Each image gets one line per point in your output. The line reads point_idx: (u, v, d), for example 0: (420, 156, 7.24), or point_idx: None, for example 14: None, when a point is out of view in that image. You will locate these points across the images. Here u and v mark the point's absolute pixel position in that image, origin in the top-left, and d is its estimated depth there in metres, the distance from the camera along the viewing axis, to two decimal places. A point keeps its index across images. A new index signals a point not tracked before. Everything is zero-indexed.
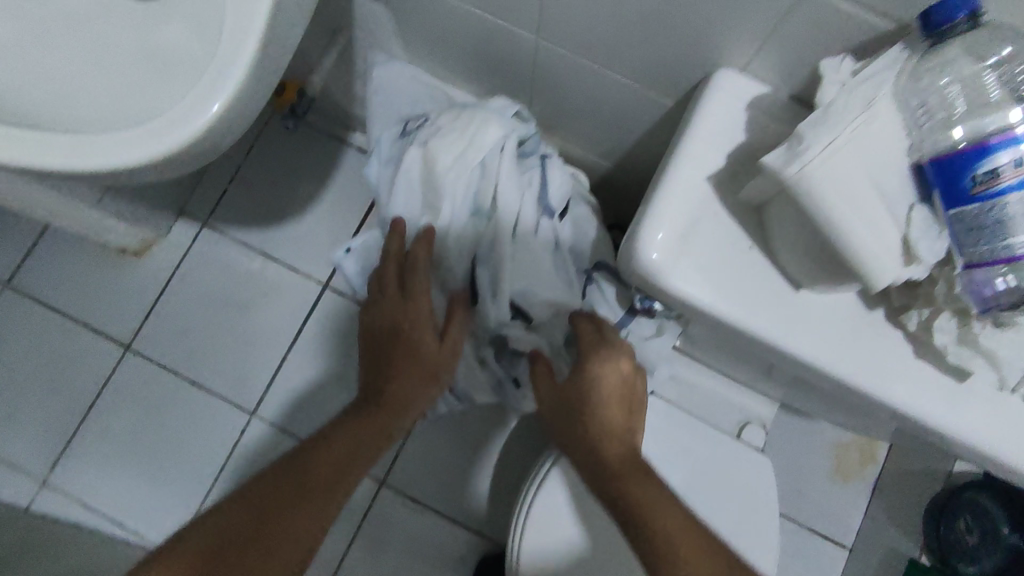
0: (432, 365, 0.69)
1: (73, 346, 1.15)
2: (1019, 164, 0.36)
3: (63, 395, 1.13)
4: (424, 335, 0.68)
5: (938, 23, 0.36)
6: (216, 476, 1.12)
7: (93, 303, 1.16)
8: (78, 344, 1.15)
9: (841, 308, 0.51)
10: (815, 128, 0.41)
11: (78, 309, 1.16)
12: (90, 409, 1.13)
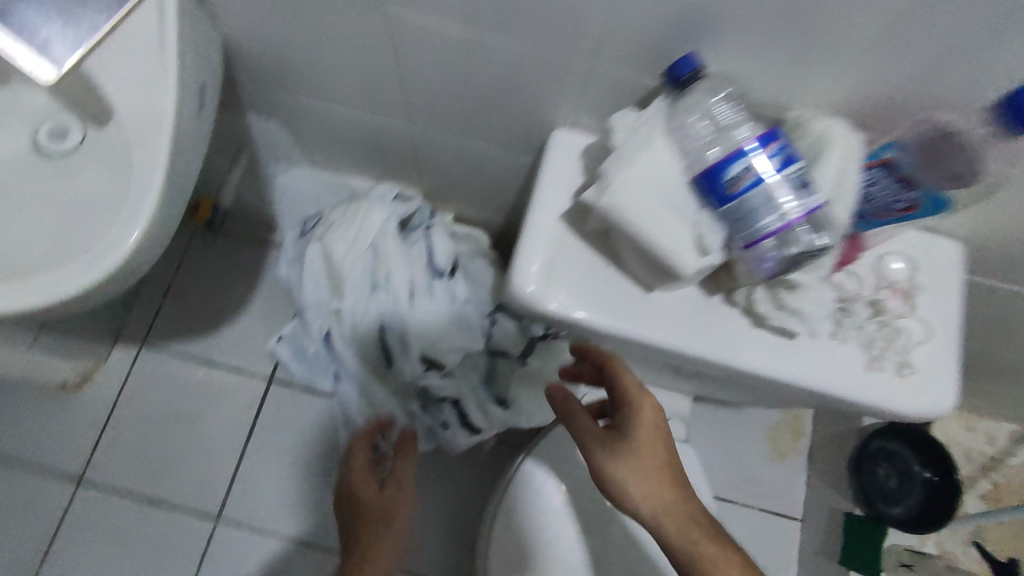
0: (382, 507, 0.77)
1: (18, 492, 1.14)
2: (751, 168, 0.48)
3: (14, 544, 1.12)
4: (366, 494, 0.78)
5: (678, 80, 0.50)
6: None
7: (35, 445, 1.16)
8: (23, 489, 1.14)
9: (687, 300, 0.63)
10: (614, 166, 0.52)
11: (18, 454, 1.16)
12: (48, 551, 1.12)
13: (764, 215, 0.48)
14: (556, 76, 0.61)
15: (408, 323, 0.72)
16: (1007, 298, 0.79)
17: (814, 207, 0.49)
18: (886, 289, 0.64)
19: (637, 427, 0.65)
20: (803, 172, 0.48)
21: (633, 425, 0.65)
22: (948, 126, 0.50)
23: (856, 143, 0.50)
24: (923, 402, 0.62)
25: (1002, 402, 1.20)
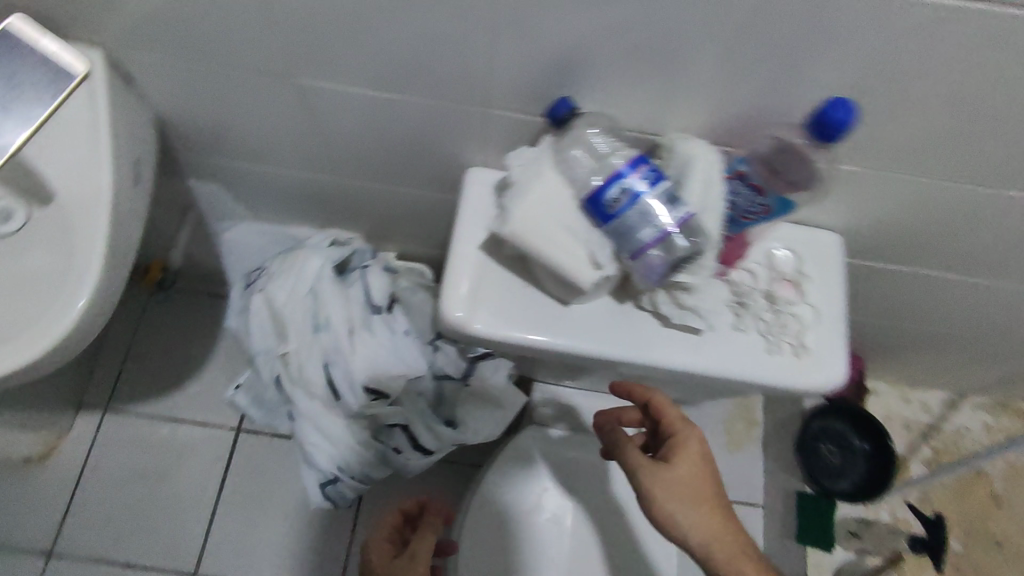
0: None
1: None
2: (626, 189, 0.55)
3: None
4: (378, 563, 0.86)
5: (557, 117, 0.58)
6: None
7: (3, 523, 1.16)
8: None
9: (600, 311, 0.69)
10: (513, 200, 0.59)
11: None
12: None
13: (640, 228, 0.55)
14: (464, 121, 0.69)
15: (349, 357, 0.73)
16: (894, 276, 0.88)
17: (682, 218, 0.55)
18: (776, 282, 0.72)
19: (684, 460, 0.70)
20: (670, 188, 0.55)
21: (681, 459, 0.70)
22: (786, 141, 0.59)
23: (714, 160, 0.58)
24: (820, 379, 0.69)
25: (925, 371, 1.30)
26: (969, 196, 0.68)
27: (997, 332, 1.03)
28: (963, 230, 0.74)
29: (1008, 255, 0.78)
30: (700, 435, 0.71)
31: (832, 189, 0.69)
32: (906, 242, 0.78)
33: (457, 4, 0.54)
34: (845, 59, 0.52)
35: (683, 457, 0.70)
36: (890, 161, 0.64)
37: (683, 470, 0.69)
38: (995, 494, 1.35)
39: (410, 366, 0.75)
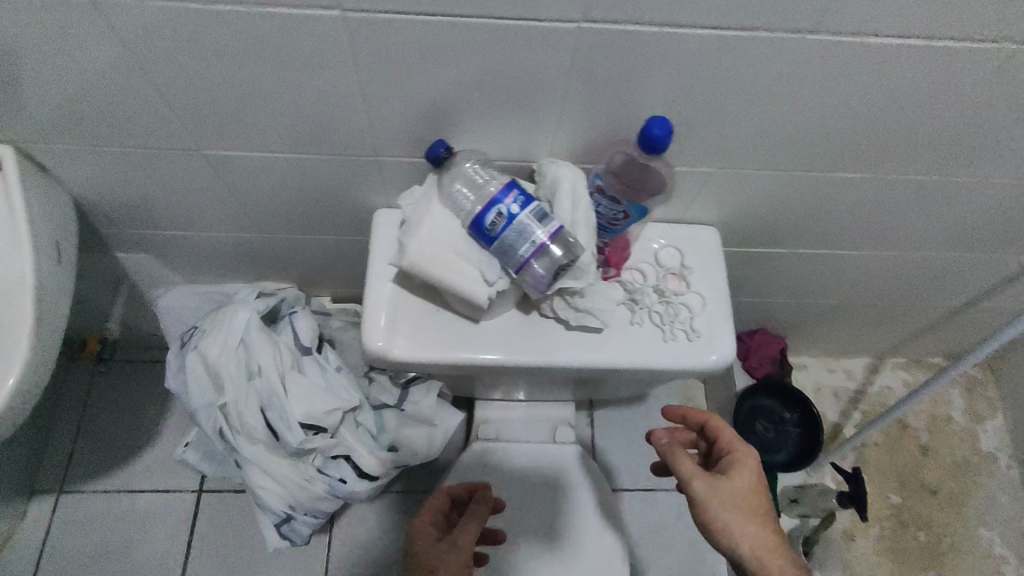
0: (427, 564, 0.83)
1: None
2: (502, 212, 0.62)
3: None
4: (419, 550, 0.86)
5: (436, 159, 0.65)
6: None
7: None
8: None
9: (509, 324, 0.76)
10: (408, 234, 0.66)
11: None
12: None
13: (519, 246, 0.63)
14: (366, 167, 0.76)
15: (285, 401, 0.77)
16: (779, 258, 0.98)
17: (555, 233, 0.63)
18: (664, 276, 0.81)
19: (739, 472, 0.81)
20: (541, 208, 0.63)
21: (737, 472, 0.81)
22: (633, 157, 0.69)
23: (579, 178, 0.66)
24: (712, 358, 0.77)
25: (840, 340, 1.41)
26: (813, 182, 0.78)
27: (885, 295, 1.14)
28: (819, 211, 0.85)
29: (864, 228, 0.89)
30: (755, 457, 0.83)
31: (698, 189, 0.79)
32: (777, 228, 0.89)
33: (336, 69, 0.61)
34: (671, 82, 0.62)
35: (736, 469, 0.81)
36: (737, 160, 0.74)
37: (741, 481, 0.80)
38: (923, 446, 1.46)
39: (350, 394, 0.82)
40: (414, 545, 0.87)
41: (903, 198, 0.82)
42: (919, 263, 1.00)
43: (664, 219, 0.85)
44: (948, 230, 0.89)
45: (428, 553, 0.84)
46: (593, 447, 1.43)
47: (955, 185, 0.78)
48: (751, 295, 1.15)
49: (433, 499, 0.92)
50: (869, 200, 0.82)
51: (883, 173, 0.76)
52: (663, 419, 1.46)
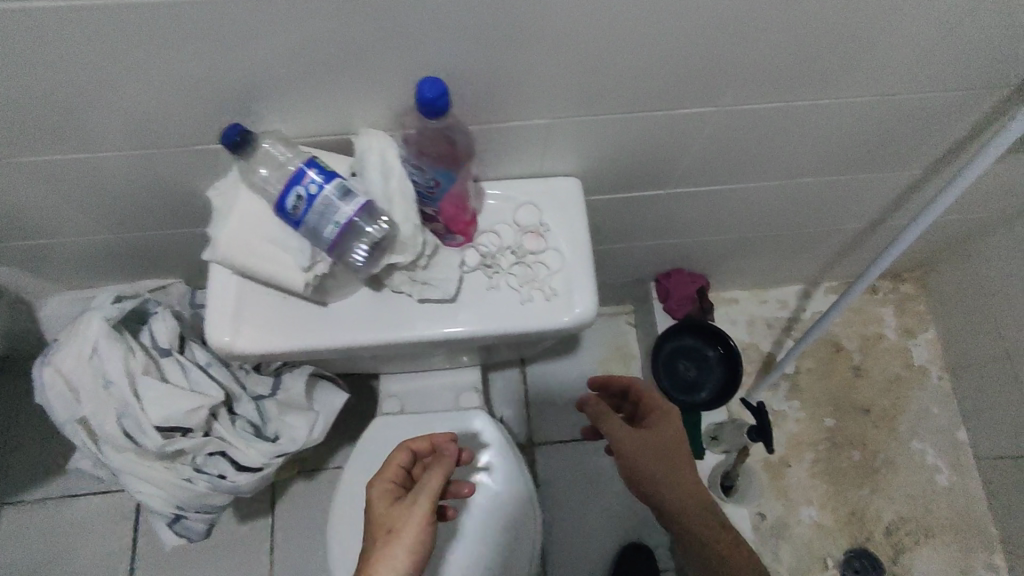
0: (388, 522, 0.79)
1: None
2: (299, 195, 0.59)
3: None
4: (378, 511, 0.82)
5: (234, 145, 0.59)
6: None
7: None
8: None
9: (358, 303, 0.74)
10: (214, 226, 0.62)
11: None
12: None
13: (323, 228, 0.59)
14: (186, 158, 0.72)
15: (141, 407, 0.74)
16: (661, 199, 0.95)
17: (362, 209, 0.60)
18: (523, 234, 0.77)
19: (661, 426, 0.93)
20: (343, 184, 0.59)
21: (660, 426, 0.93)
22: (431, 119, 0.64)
23: (389, 144, 0.62)
24: (574, 313, 0.75)
25: (761, 273, 1.39)
26: (661, 121, 0.74)
27: (788, 225, 1.11)
28: (681, 149, 0.81)
29: (735, 160, 0.85)
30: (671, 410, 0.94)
31: (542, 143, 0.74)
32: (644, 170, 0.85)
33: (90, 66, 0.57)
34: (451, 37, 0.57)
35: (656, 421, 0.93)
36: (570, 108, 0.69)
37: (662, 433, 0.92)
38: (856, 366, 1.47)
39: (232, 386, 0.82)
40: (374, 505, 0.83)
41: (762, 127, 0.78)
42: (808, 189, 0.97)
43: (519, 175, 0.80)
44: (821, 154, 0.86)
45: (389, 512, 0.80)
46: (527, 402, 1.44)
47: (811, 109, 0.75)
48: (652, 239, 1.11)
49: (393, 458, 0.87)
50: (728, 131, 0.78)
51: (731, 105, 0.72)
52: (595, 368, 1.46)
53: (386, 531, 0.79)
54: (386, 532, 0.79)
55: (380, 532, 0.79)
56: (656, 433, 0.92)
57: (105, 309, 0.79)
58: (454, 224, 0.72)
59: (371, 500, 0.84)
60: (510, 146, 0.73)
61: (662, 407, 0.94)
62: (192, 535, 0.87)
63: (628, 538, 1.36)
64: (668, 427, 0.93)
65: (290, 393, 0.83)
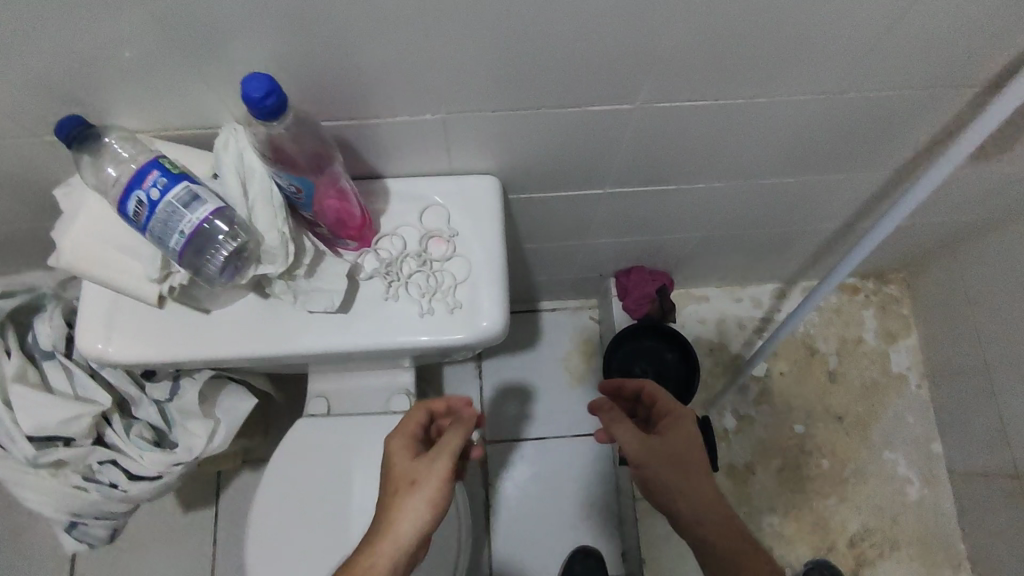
0: (408, 476, 0.72)
1: None
2: (139, 201, 0.52)
3: None
4: (395, 467, 0.74)
5: (68, 138, 0.52)
6: None
7: None
8: None
9: (239, 310, 0.67)
10: (55, 231, 0.56)
11: None
12: None
13: (168, 238, 0.53)
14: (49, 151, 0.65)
15: (12, 415, 0.71)
16: (600, 199, 0.87)
17: (212, 217, 0.53)
18: (427, 239, 0.71)
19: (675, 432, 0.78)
20: (189, 189, 0.53)
21: (672, 432, 0.78)
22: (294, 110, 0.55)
23: (247, 143, 0.55)
24: (478, 327, 0.69)
25: (731, 271, 1.31)
26: (579, 119, 0.66)
27: (748, 225, 1.03)
28: (607, 146, 0.73)
29: (674, 159, 0.77)
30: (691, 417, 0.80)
31: (442, 138, 0.66)
32: (571, 169, 0.77)
33: None
34: (299, 18, 0.49)
35: (671, 421, 0.79)
36: (464, 103, 0.61)
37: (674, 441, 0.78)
38: (831, 371, 1.39)
39: (124, 389, 0.77)
40: (389, 462, 0.75)
41: (699, 125, 0.70)
42: (763, 190, 0.89)
43: (427, 173, 0.73)
44: (770, 151, 0.77)
45: (410, 465, 0.73)
46: (481, 398, 1.37)
47: (749, 107, 0.67)
48: (601, 237, 1.04)
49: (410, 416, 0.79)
50: (658, 128, 0.70)
51: (657, 101, 0.65)
52: (553, 365, 1.40)
53: (406, 485, 0.72)
54: (407, 488, 0.71)
55: (400, 487, 0.72)
56: (673, 437, 0.78)
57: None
58: (340, 230, 0.64)
59: (387, 457, 0.76)
60: (406, 141, 0.66)
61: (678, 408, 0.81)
62: (98, 540, 0.85)
63: (578, 540, 1.30)
64: (686, 432, 0.78)
65: (184, 399, 0.78)
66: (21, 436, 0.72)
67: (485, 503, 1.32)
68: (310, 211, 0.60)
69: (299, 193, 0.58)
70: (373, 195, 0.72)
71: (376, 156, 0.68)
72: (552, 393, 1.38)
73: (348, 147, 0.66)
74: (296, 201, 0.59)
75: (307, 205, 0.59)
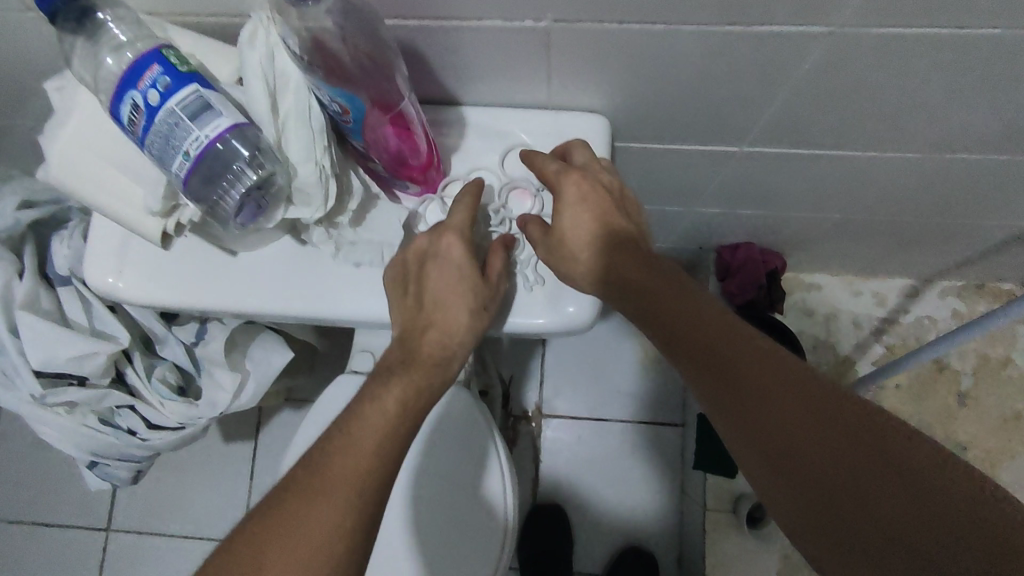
0: (479, 298, 0.52)
1: None
2: (135, 105, 0.39)
3: None
4: (456, 272, 0.52)
5: (50, 12, 0.38)
6: None
7: None
8: None
9: (269, 256, 0.54)
10: (45, 139, 0.45)
11: None
12: None
13: (171, 159, 0.40)
14: (39, 38, 0.50)
15: (20, 344, 0.65)
16: (731, 159, 0.67)
17: (226, 136, 0.40)
18: (506, 187, 0.56)
19: (566, 213, 0.53)
20: (199, 93, 0.39)
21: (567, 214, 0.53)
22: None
23: (279, 38, 0.41)
24: (561, 312, 0.55)
25: (863, 261, 1.08)
26: (747, 46, 0.45)
27: (913, 212, 0.79)
28: (765, 95, 0.52)
29: (858, 117, 0.55)
30: (578, 177, 0.52)
31: (542, 54, 0.48)
32: (707, 119, 0.58)
33: None
34: None
35: (559, 199, 0.53)
36: (583, 9, 0.42)
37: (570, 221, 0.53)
38: (962, 393, 1.16)
39: (150, 328, 0.68)
40: (438, 255, 0.52)
41: (926, 69, 0.47)
42: (963, 172, 0.66)
43: (519, 105, 0.57)
44: (1004, 123, 0.55)
45: (482, 283, 0.52)
46: (542, 367, 1.22)
47: (1012, 57, 0.45)
48: (716, 206, 0.84)
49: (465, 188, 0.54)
50: (859, 79, 0.49)
51: (878, 27, 0.42)
52: (628, 344, 1.22)
53: (474, 306, 0.52)
54: (476, 311, 0.52)
55: (470, 310, 0.52)
56: (571, 220, 0.53)
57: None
58: (397, 170, 0.50)
59: (432, 245, 0.52)
60: (491, 50, 0.48)
61: (557, 171, 0.53)
62: (118, 480, 0.79)
63: (630, 537, 1.16)
64: (580, 208, 0.52)
65: (210, 346, 0.68)
66: (26, 369, 0.65)
67: (532, 481, 1.19)
68: (361, 141, 0.47)
69: (348, 116, 0.44)
70: (447, 125, 0.56)
71: (452, 68, 0.51)
72: (623, 372, 1.21)
73: (417, 54, 0.50)
74: (339, 123, 0.45)
75: (356, 132, 0.46)
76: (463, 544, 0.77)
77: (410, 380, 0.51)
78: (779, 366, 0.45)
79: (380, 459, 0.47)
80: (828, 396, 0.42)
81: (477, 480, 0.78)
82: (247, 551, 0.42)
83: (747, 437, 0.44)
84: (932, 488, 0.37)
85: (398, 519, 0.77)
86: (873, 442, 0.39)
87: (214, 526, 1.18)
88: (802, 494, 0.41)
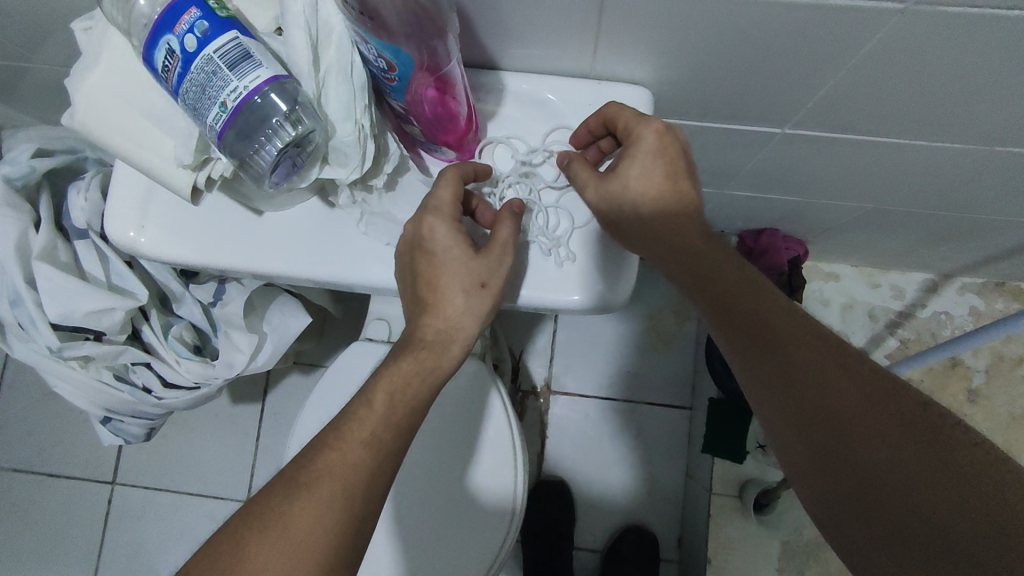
0: (475, 275, 0.49)
1: None
2: (172, 51, 0.37)
3: None
4: (445, 254, 0.49)
5: None
6: (97, 549, 1.17)
7: None
8: None
9: (298, 219, 0.53)
10: (72, 82, 0.43)
11: None
12: None
13: (207, 111, 0.38)
14: None
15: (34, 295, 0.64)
16: (770, 141, 0.65)
17: (265, 89, 0.38)
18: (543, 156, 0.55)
19: (633, 167, 0.49)
20: (237, 41, 0.37)
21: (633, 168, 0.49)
22: None
23: None
24: (592, 289, 0.53)
25: (886, 253, 1.06)
26: (813, 18, 0.42)
27: (950, 205, 0.77)
28: (817, 73, 0.50)
29: (913, 104, 0.53)
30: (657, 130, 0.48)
31: (594, 18, 0.46)
32: (753, 98, 0.55)
33: None
34: None
35: (631, 151, 0.49)
36: None
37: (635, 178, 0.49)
38: (972, 390, 1.15)
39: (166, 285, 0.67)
40: (426, 242, 0.49)
41: (1000, 56, 0.44)
42: (1008, 168, 0.64)
43: (558, 72, 0.55)
44: None
45: (476, 261, 0.49)
46: (553, 343, 1.22)
47: None
48: (745, 189, 0.82)
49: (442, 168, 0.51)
50: (918, 62, 0.47)
51: (955, 5, 0.39)
52: (640, 325, 1.21)
53: (470, 284, 0.49)
54: (473, 291, 0.49)
55: (465, 291, 0.49)
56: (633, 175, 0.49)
57: (12, 167, 0.66)
58: (434, 133, 0.48)
59: (416, 232, 0.49)
60: (540, 12, 0.46)
61: (633, 117, 0.49)
62: (129, 437, 0.79)
63: (632, 515, 1.17)
64: (646, 167, 0.48)
65: (231, 307, 0.67)
66: (39, 321, 0.64)
67: (538, 456, 1.19)
68: (402, 100, 0.45)
69: (391, 71, 0.42)
70: (484, 90, 0.55)
71: (497, 31, 0.49)
72: (634, 353, 1.21)
73: (462, 12, 0.47)
74: (379, 79, 0.43)
75: (398, 89, 0.44)
76: (469, 515, 0.77)
77: (402, 368, 0.49)
78: (833, 352, 0.45)
79: (370, 452, 0.46)
80: (881, 384, 0.43)
81: (486, 452, 0.78)
82: (231, 543, 0.43)
83: (790, 419, 0.45)
84: (975, 477, 0.39)
85: (405, 488, 0.76)
86: (919, 431, 0.41)
87: (220, 484, 1.18)
88: (849, 484, 0.42)
